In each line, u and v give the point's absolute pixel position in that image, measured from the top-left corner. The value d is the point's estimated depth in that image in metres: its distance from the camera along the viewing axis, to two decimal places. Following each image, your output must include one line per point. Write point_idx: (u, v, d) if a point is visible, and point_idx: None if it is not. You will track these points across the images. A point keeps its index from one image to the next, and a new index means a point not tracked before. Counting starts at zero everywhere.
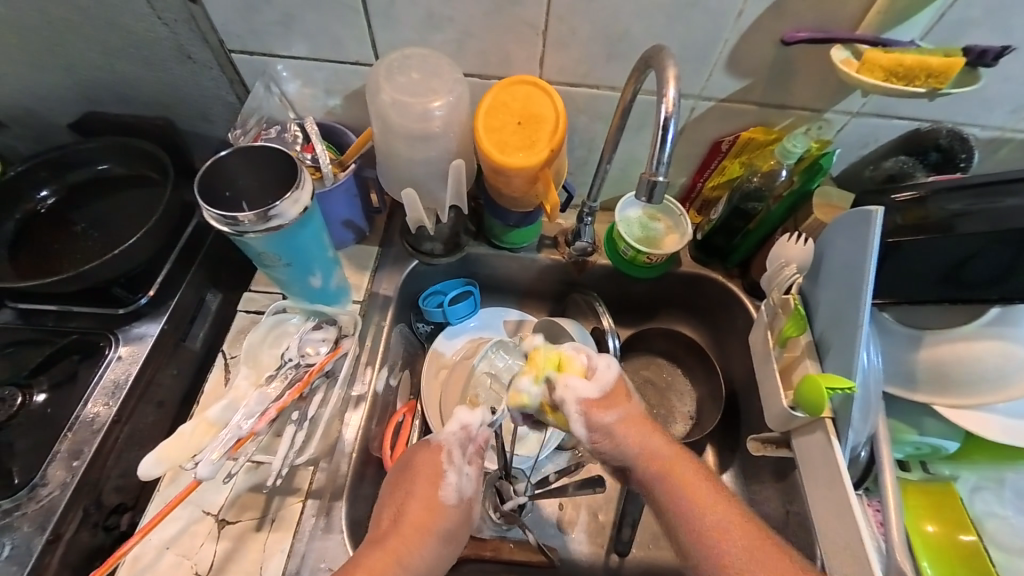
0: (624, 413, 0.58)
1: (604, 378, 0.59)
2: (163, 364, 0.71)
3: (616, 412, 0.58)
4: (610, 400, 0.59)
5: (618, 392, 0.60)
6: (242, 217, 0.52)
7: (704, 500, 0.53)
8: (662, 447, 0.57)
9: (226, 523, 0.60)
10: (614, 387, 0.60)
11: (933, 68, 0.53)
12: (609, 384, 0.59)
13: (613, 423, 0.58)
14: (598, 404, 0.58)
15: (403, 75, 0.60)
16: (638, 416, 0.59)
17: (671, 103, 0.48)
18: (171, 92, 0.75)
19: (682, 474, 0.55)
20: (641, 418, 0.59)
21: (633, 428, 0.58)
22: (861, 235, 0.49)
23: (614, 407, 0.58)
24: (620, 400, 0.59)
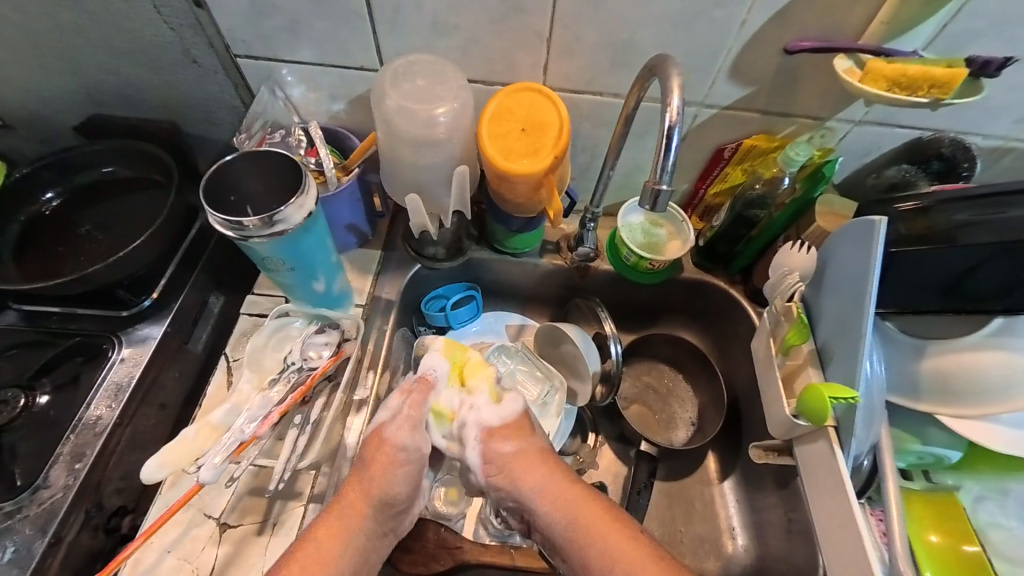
0: (528, 448, 0.58)
1: (507, 407, 0.60)
2: (165, 366, 0.71)
3: (514, 441, 0.58)
4: (510, 430, 0.59)
5: (519, 425, 0.59)
6: (247, 221, 0.52)
7: (605, 535, 0.52)
8: (552, 482, 0.56)
9: (227, 527, 0.60)
10: (517, 419, 0.59)
11: (937, 78, 0.53)
12: (512, 415, 0.59)
13: (511, 453, 0.57)
14: (497, 433, 0.58)
15: (409, 81, 0.61)
16: (538, 453, 0.58)
17: (676, 111, 0.48)
18: (176, 96, 0.76)
19: (586, 517, 0.53)
20: (540, 455, 0.58)
21: (528, 467, 0.56)
22: (866, 243, 0.49)
23: (516, 439, 0.58)
24: (523, 433, 0.59)
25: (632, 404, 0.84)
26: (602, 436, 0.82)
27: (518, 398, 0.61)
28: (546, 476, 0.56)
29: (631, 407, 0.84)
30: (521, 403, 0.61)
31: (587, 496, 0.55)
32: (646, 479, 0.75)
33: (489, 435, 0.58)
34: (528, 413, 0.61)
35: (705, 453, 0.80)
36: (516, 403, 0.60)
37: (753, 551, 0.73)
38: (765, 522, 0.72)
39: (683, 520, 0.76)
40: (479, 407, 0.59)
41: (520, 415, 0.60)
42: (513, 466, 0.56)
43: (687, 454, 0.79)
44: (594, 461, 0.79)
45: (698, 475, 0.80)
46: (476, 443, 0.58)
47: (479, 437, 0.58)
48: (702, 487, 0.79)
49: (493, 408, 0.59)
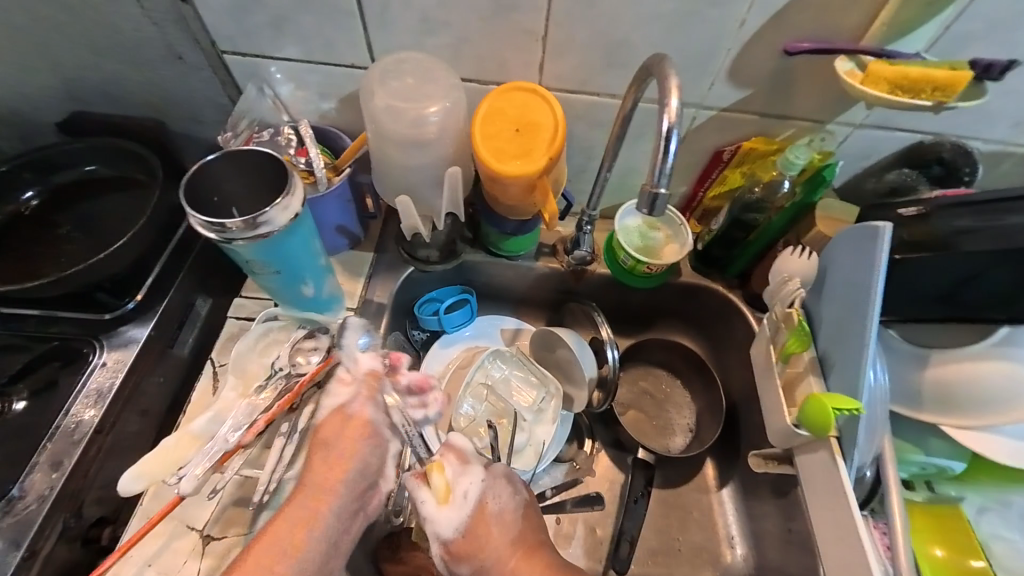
0: (494, 550, 0.57)
1: (458, 513, 0.57)
2: (149, 370, 0.69)
3: (472, 563, 0.57)
4: (468, 535, 0.57)
5: (479, 518, 0.58)
6: (229, 224, 0.50)
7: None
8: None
9: (210, 539, 0.57)
10: (472, 520, 0.58)
11: (939, 80, 0.52)
12: (468, 522, 0.58)
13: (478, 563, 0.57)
14: (456, 542, 0.57)
15: (399, 79, 0.59)
16: (505, 553, 0.57)
17: (673, 112, 0.46)
18: (161, 93, 0.74)
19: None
20: (512, 551, 0.58)
21: (500, 570, 0.57)
22: (869, 250, 0.47)
23: (478, 551, 0.57)
24: (481, 542, 0.57)
25: (628, 410, 0.82)
26: (599, 442, 0.80)
27: (472, 488, 0.58)
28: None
29: (627, 413, 0.82)
30: (473, 499, 0.58)
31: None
32: (643, 488, 0.74)
33: (451, 544, 0.57)
34: (484, 505, 0.58)
35: (702, 461, 0.79)
36: (473, 493, 0.58)
37: (752, 561, 0.72)
38: (763, 531, 0.71)
39: (680, 530, 0.75)
40: (430, 510, 0.57)
41: (481, 502, 0.58)
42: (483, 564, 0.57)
43: (683, 462, 0.77)
44: (590, 467, 0.77)
45: (696, 483, 0.78)
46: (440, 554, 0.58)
47: (440, 547, 0.57)
48: (699, 495, 0.77)
49: (450, 515, 0.57)
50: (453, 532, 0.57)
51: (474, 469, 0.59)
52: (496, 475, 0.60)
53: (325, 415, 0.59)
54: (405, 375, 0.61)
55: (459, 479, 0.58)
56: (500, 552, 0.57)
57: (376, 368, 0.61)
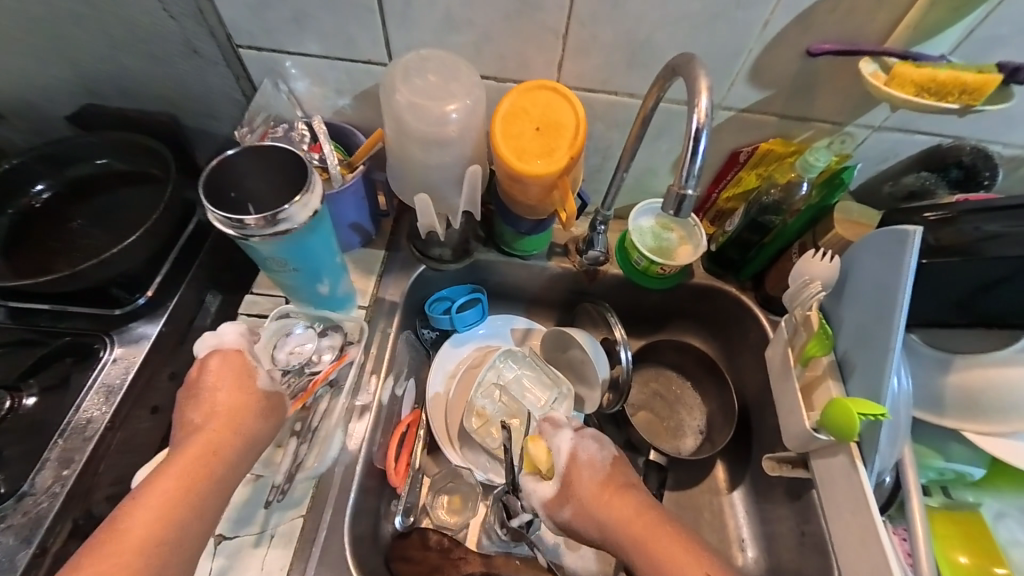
0: (584, 487, 0.59)
1: (556, 458, 0.62)
2: (160, 366, 0.69)
3: (566, 507, 0.59)
4: (566, 479, 0.61)
5: (573, 467, 0.61)
6: (248, 220, 0.49)
7: (657, 543, 0.53)
8: (626, 517, 0.56)
9: (222, 538, 0.57)
10: (570, 465, 0.61)
11: (968, 84, 0.51)
12: (564, 468, 0.61)
13: (573, 507, 0.59)
14: (556, 489, 0.61)
15: (419, 76, 0.58)
16: (595, 491, 0.58)
17: (704, 113, 0.46)
18: (175, 87, 0.73)
19: (643, 532, 0.54)
20: (601, 487, 0.59)
21: (589, 513, 0.58)
22: (897, 255, 0.47)
23: (574, 493, 0.59)
24: (574, 486, 0.60)
25: (639, 412, 0.82)
26: (609, 444, 0.79)
27: (563, 443, 0.62)
28: (620, 509, 0.57)
29: (638, 414, 0.82)
30: (565, 449, 0.62)
31: (654, 523, 0.55)
32: (656, 490, 0.74)
33: (549, 493, 0.61)
34: (575, 456, 0.62)
35: (714, 463, 0.79)
36: (564, 448, 0.62)
37: (764, 564, 0.72)
38: (775, 534, 0.71)
39: (691, 532, 0.75)
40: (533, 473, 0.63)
41: (572, 452, 0.62)
42: (582, 501, 0.58)
43: (695, 464, 0.77)
44: None
45: (707, 485, 0.78)
46: (541, 507, 0.61)
47: (540, 499, 0.61)
48: (710, 497, 0.77)
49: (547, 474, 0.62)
50: (552, 480, 0.61)
51: (565, 429, 0.63)
52: (587, 435, 0.63)
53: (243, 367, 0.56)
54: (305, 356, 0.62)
55: (553, 436, 0.63)
56: (596, 487, 0.59)
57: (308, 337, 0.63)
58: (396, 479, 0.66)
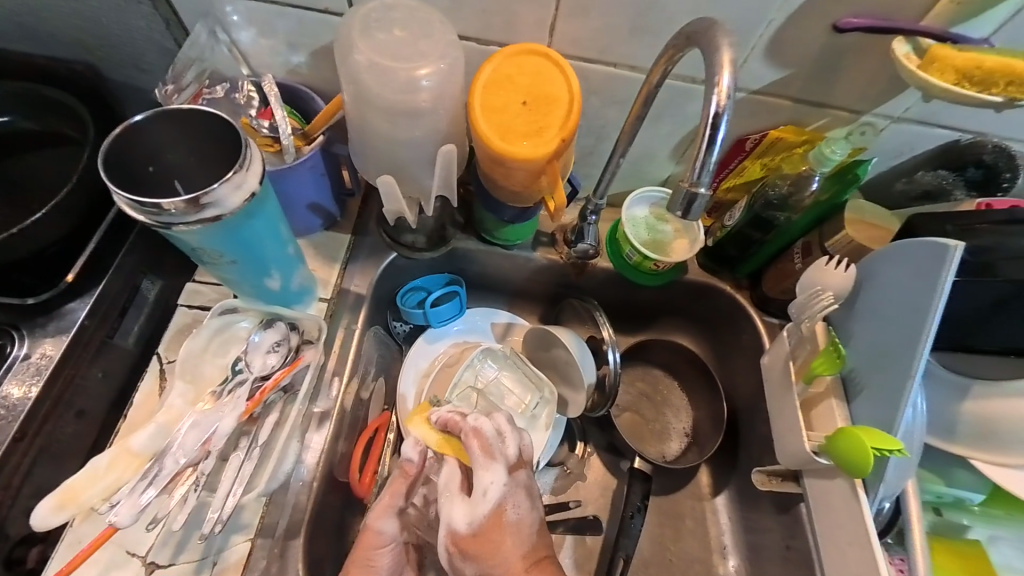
0: (503, 558, 0.49)
1: (477, 510, 0.49)
2: (85, 364, 0.59)
3: (476, 563, 0.49)
4: (481, 534, 0.49)
5: (495, 522, 0.49)
6: (165, 204, 0.40)
7: None
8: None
9: (156, 568, 0.50)
10: (491, 518, 0.49)
11: (1018, 74, 0.45)
12: (482, 519, 0.49)
13: (473, 574, 0.49)
14: (461, 541, 0.49)
15: (384, 31, 0.49)
16: (514, 562, 0.49)
17: (725, 94, 0.38)
18: (90, 30, 0.60)
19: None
20: (523, 565, 0.49)
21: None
22: (929, 272, 0.42)
23: (489, 558, 0.48)
24: (488, 543, 0.49)
25: (625, 413, 0.78)
26: (592, 446, 0.76)
27: (494, 487, 0.49)
28: None
29: (623, 416, 0.78)
30: (491, 502, 0.49)
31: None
32: (639, 502, 0.69)
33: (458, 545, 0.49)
34: (501, 510, 0.49)
35: (698, 468, 0.76)
36: (489, 499, 0.49)
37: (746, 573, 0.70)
38: (761, 545, 0.69)
39: (673, 540, 0.72)
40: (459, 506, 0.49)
41: (497, 508, 0.49)
42: (502, 563, 0.49)
43: (679, 469, 0.74)
44: (581, 471, 0.74)
45: (691, 490, 0.75)
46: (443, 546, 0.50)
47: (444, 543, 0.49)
48: (694, 502, 0.74)
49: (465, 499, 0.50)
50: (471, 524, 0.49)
51: (501, 468, 0.50)
52: (523, 498, 0.50)
53: (245, 382, 0.53)
54: (275, 371, 0.54)
55: (482, 472, 0.49)
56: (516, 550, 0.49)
57: (276, 337, 0.55)
58: (362, 489, 0.60)
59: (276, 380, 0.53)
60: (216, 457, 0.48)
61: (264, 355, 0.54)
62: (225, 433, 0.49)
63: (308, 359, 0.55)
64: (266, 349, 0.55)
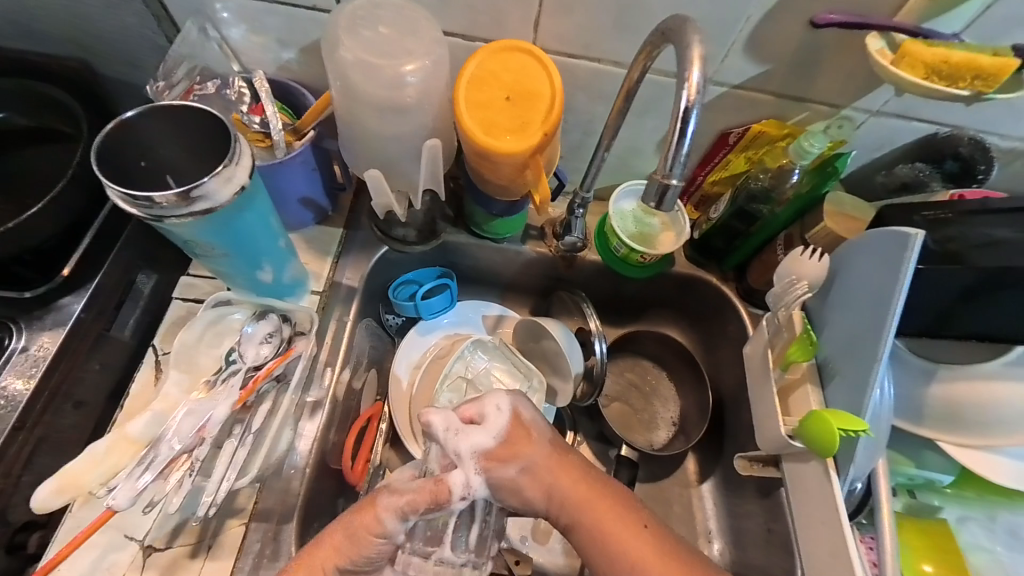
0: (534, 454, 0.51)
1: (497, 423, 0.51)
2: (82, 356, 0.60)
3: (513, 464, 0.50)
4: (508, 445, 0.51)
5: (516, 427, 0.52)
6: (158, 198, 0.41)
7: (614, 525, 0.48)
8: (570, 488, 0.50)
9: (152, 552, 0.51)
10: (511, 428, 0.52)
11: (983, 68, 0.47)
12: (506, 430, 0.51)
13: (518, 474, 0.50)
14: (493, 457, 0.50)
15: (369, 28, 0.50)
16: (544, 457, 0.51)
17: (694, 88, 0.40)
18: (84, 27, 0.61)
19: (593, 514, 0.49)
20: (552, 453, 0.52)
21: (538, 479, 0.51)
22: (896, 260, 0.44)
23: (523, 456, 0.51)
24: (519, 445, 0.51)
25: (614, 403, 0.80)
26: (582, 434, 0.77)
27: (502, 401, 0.52)
28: (577, 482, 0.51)
29: (612, 406, 0.79)
30: (507, 409, 0.52)
31: (591, 488, 0.51)
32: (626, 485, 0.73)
33: (492, 465, 0.50)
34: (518, 414, 0.52)
35: (685, 456, 0.77)
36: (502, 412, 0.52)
37: (730, 557, 0.72)
38: (743, 529, 0.70)
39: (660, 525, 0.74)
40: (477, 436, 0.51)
41: (513, 414, 0.52)
42: (534, 455, 0.51)
43: (667, 457, 0.76)
44: None
45: (678, 477, 0.77)
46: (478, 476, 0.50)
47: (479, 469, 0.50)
48: (680, 489, 0.76)
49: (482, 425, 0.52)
50: (498, 436, 0.51)
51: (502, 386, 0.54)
52: (531, 405, 0.54)
53: (240, 370, 0.54)
54: (270, 357, 0.56)
55: (485, 397, 0.53)
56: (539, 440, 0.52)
57: (269, 328, 0.57)
58: (353, 477, 0.62)
59: (270, 366, 0.55)
60: (210, 444, 0.50)
61: (257, 343, 0.56)
62: (219, 421, 0.50)
63: (301, 347, 0.56)
64: (260, 339, 0.56)
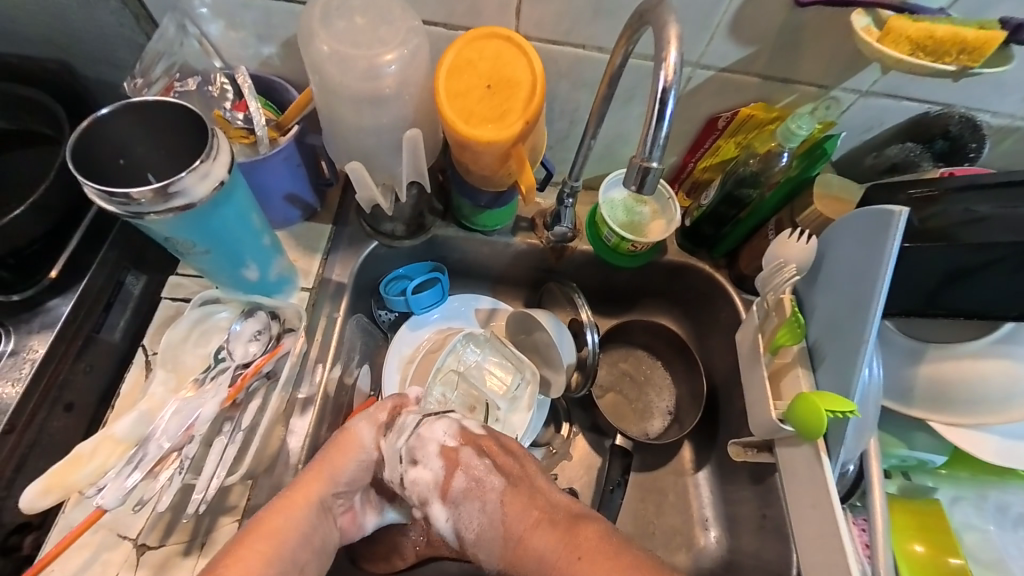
0: (483, 490, 0.53)
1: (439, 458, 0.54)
2: (70, 358, 0.60)
3: (468, 503, 0.53)
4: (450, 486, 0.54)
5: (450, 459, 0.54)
6: (134, 195, 0.40)
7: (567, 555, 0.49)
8: (547, 545, 0.50)
9: (146, 550, 0.51)
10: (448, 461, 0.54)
11: (968, 42, 0.46)
12: (442, 463, 0.54)
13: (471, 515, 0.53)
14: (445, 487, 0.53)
15: (345, 19, 0.49)
16: (491, 492, 0.53)
17: (672, 70, 0.40)
18: (61, 28, 0.61)
19: (565, 566, 0.49)
20: (506, 492, 0.53)
21: (493, 510, 0.53)
22: (878, 239, 0.44)
23: (471, 489, 0.53)
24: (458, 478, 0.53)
25: (608, 393, 0.79)
26: (576, 426, 0.78)
27: (444, 428, 0.55)
28: (529, 520, 0.52)
29: (606, 396, 0.79)
30: (451, 429, 0.55)
31: (560, 535, 0.51)
32: (620, 477, 0.73)
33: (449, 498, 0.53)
34: (455, 447, 0.54)
35: (680, 444, 0.77)
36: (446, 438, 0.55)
37: (726, 544, 0.71)
38: (738, 516, 0.70)
39: (655, 513, 0.74)
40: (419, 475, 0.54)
41: (457, 440, 0.55)
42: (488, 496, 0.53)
43: (661, 446, 0.76)
44: (567, 451, 0.75)
45: (673, 466, 0.77)
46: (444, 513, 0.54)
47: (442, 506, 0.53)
48: (675, 478, 0.76)
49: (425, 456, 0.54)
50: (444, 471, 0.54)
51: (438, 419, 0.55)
52: (474, 440, 0.55)
53: (228, 370, 0.54)
54: (257, 359, 0.55)
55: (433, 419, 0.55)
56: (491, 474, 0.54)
57: (258, 325, 0.57)
58: None
59: (259, 362, 0.54)
60: (199, 441, 0.50)
61: (245, 342, 0.56)
62: (208, 419, 0.50)
63: (289, 342, 0.56)
64: (248, 336, 0.56)
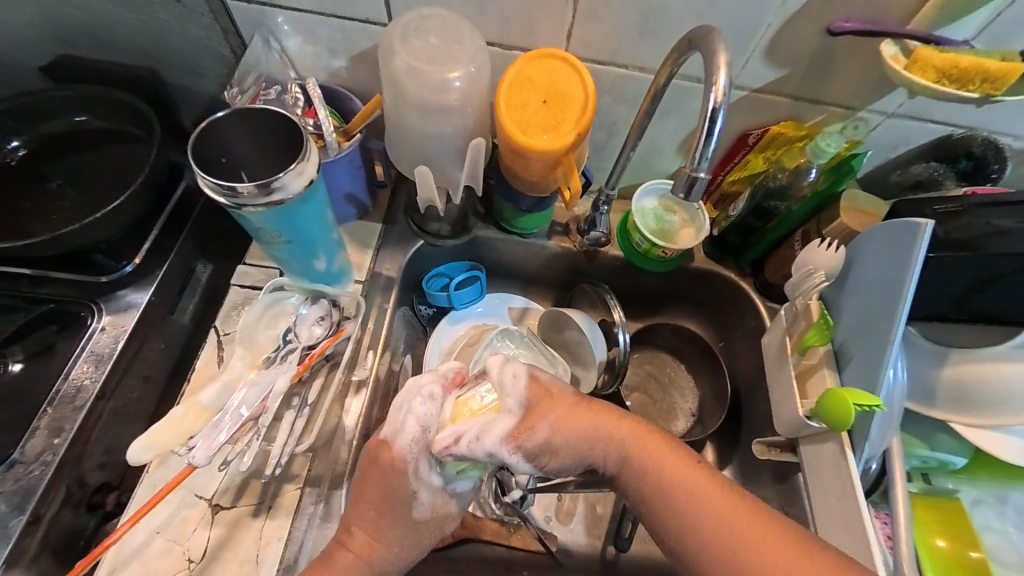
0: (556, 412, 0.53)
1: (517, 394, 0.53)
2: (150, 335, 0.66)
3: (542, 425, 0.52)
4: (535, 410, 0.53)
5: (536, 391, 0.54)
6: (241, 188, 0.47)
7: (656, 451, 0.51)
8: (614, 426, 0.54)
9: (220, 509, 0.56)
10: (531, 390, 0.54)
11: (990, 71, 0.50)
12: (526, 395, 0.53)
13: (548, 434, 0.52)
14: (528, 419, 0.52)
15: (420, 39, 0.55)
16: (568, 408, 0.54)
17: (720, 91, 0.44)
18: (157, 40, 0.68)
19: (641, 443, 0.52)
20: (575, 402, 0.55)
21: (571, 426, 0.53)
22: (905, 246, 0.48)
23: (542, 414, 0.53)
24: (542, 406, 0.53)
25: (634, 392, 0.83)
26: None
27: (518, 367, 0.55)
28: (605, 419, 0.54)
29: (633, 396, 0.83)
30: (524, 375, 0.54)
31: (638, 425, 0.53)
32: None
33: (524, 436, 0.51)
34: (536, 376, 0.55)
35: (703, 444, 0.80)
36: (522, 372, 0.54)
37: None
38: None
39: None
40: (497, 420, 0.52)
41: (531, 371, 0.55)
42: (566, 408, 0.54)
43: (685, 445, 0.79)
44: None
45: None
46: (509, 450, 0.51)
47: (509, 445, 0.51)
48: None
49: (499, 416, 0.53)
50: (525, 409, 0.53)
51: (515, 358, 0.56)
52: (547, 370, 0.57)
53: (297, 351, 0.59)
54: (319, 342, 0.60)
55: (502, 366, 0.55)
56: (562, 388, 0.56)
57: (321, 312, 0.62)
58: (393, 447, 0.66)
59: (320, 344, 0.60)
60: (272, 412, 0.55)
61: (308, 324, 0.62)
62: (281, 392, 0.55)
63: (348, 327, 0.62)
64: (312, 320, 0.62)
